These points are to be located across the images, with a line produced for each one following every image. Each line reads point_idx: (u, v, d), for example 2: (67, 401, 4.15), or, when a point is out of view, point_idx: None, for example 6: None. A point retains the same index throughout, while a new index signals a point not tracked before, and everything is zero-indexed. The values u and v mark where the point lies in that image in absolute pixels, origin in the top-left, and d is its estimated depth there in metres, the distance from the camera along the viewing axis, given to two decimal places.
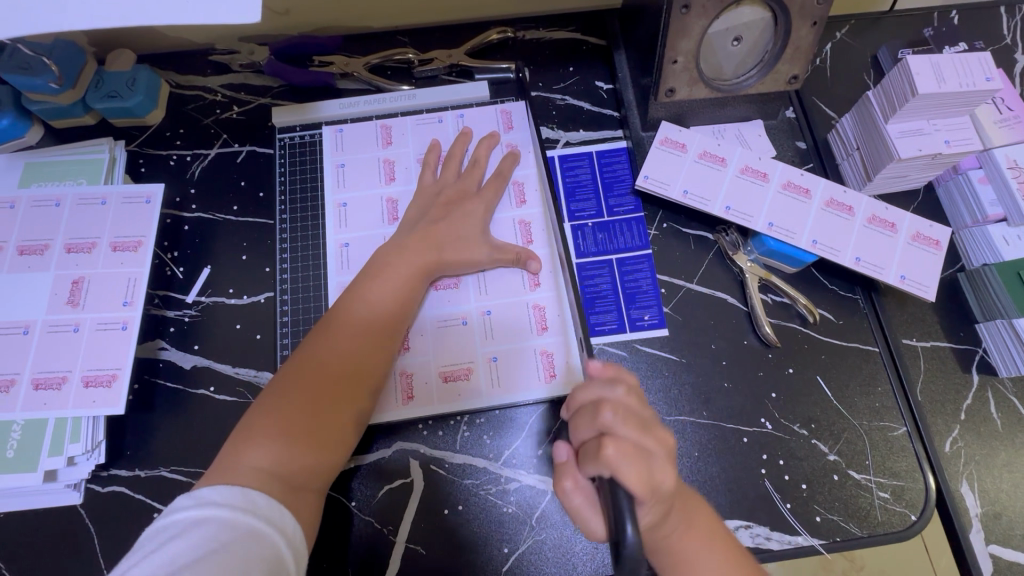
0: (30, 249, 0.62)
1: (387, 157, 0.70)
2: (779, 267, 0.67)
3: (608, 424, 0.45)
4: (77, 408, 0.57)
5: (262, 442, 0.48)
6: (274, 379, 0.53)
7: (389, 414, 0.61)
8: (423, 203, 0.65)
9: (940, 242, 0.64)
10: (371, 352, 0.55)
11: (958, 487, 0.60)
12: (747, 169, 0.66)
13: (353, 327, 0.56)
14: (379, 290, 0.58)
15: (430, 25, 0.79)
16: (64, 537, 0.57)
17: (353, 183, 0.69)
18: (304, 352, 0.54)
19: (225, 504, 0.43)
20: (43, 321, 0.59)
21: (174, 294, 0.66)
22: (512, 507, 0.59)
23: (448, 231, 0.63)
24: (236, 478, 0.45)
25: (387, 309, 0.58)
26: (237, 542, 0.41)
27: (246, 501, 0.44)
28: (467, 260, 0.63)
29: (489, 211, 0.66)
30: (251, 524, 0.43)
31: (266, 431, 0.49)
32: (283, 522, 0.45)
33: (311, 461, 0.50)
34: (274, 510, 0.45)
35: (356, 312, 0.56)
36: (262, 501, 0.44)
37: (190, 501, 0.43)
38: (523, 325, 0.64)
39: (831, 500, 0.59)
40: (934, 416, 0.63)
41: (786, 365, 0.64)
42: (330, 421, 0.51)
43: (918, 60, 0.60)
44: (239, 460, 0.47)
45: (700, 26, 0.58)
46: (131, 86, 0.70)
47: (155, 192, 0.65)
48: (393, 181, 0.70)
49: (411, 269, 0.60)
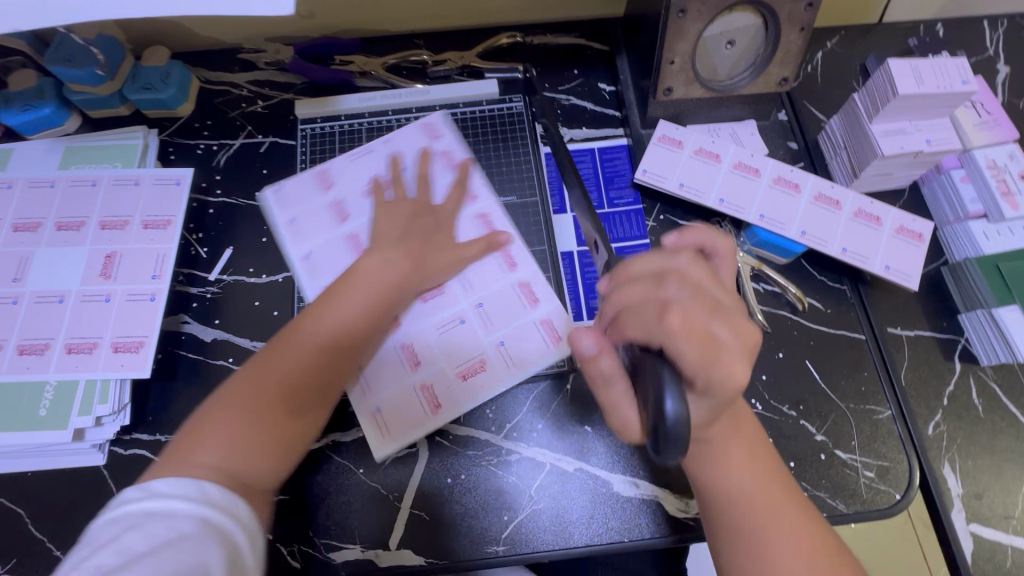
0: (67, 225, 0.66)
1: (333, 199, 0.72)
2: (770, 258, 0.71)
3: (671, 296, 0.45)
4: (107, 371, 0.60)
5: (212, 437, 0.50)
6: (237, 376, 0.55)
7: (427, 428, 0.62)
8: (402, 217, 0.67)
9: (923, 235, 0.67)
10: (334, 362, 0.57)
11: (941, 469, 0.63)
12: (740, 165, 0.70)
13: (322, 334, 0.57)
14: (351, 299, 0.59)
15: (444, 29, 0.84)
16: (87, 495, 0.60)
17: (309, 235, 0.70)
18: (267, 354, 0.56)
19: (178, 496, 0.44)
20: (77, 291, 0.64)
21: (198, 272, 0.70)
22: (512, 477, 0.62)
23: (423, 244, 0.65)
24: (182, 471, 0.48)
25: (358, 320, 0.58)
26: (193, 532, 0.42)
27: (200, 492, 0.45)
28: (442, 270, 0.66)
29: (455, 212, 0.70)
30: (206, 515, 0.44)
31: (218, 429, 0.51)
32: (238, 512, 0.46)
33: (260, 461, 0.52)
34: (227, 500, 0.46)
35: (325, 321, 0.57)
36: (214, 492, 0.46)
37: (140, 493, 0.44)
38: (515, 304, 0.67)
39: (819, 478, 0.62)
40: (917, 401, 0.65)
41: (777, 349, 0.67)
42: (281, 426, 0.53)
43: (899, 64, 0.64)
44: (189, 457, 0.49)
45: (696, 29, 0.63)
46: (164, 79, 0.75)
47: (185, 175, 0.70)
48: (347, 220, 0.71)
49: (383, 284, 0.61)
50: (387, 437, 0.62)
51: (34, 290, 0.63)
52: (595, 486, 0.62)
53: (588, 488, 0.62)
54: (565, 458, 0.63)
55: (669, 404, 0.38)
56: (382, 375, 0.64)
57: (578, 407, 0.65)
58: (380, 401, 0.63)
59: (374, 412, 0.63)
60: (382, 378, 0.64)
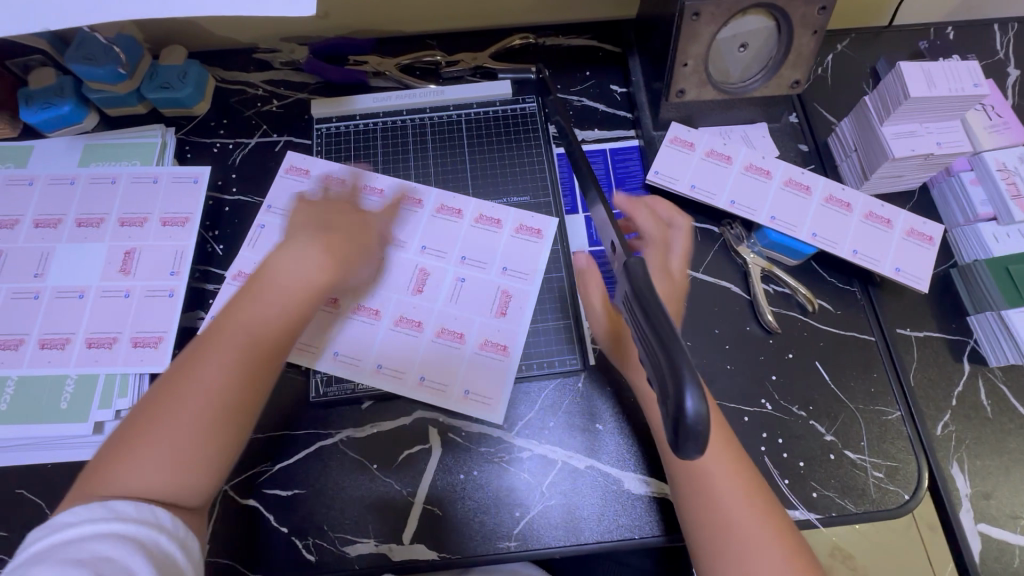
0: (87, 222, 0.67)
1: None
2: (781, 259, 0.71)
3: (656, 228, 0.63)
4: (126, 366, 0.61)
5: (123, 471, 0.44)
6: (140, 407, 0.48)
7: (509, 370, 0.66)
8: (345, 213, 0.60)
9: (933, 238, 0.68)
10: (256, 371, 0.50)
11: (949, 470, 0.63)
12: (752, 166, 0.71)
13: (233, 342, 0.50)
14: (263, 300, 0.52)
15: (457, 31, 0.85)
16: None
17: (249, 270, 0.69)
18: (173, 375, 0.48)
19: (85, 519, 0.40)
20: (97, 287, 0.64)
21: (214, 269, 0.69)
22: (524, 474, 0.63)
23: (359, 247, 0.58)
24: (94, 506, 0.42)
25: (266, 324, 0.51)
26: (112, 551, 0.39)
27: (111, 512, 0.41)
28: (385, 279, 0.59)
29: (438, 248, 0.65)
30: (125, 533, 0.40)
31: (130, 459, 0.44)
32: (161, 522, 0.42)
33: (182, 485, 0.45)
34: (143, 513, 0.42)
35: (238, 324, 0.50)
36: (130, 509, 0.42)
37: (42, 530, 0.40)
38: (488, 235, 0.71)
39: (828, 477, 0.63)
40: (926, 402, 0.66)
41: (786, 350, 0.68)
42: (203, 447, 0.47)
43: (911, 67, 0.65)
44: (99, 484, 0.43)
45: (709, 32, 0.64)
46: (181, 78, 0.76)
47: (202, 172, 0.72)
48: None
49: (296, 288, 0.53)
50: (486, 399, 0.64)
51: (55, 285, 0.64)
52: (606, 484, 0.62)
53: (599, 485, 0.62)
54: (576, 455, 0.63)
55: (689, 400, 0.32)
56: (423, 360, 0.66)
57: (590, 405, 0.65)
58: (443, 380, 0.65)
59: (455, 389, 0.65)
60: (438, 358, 0.66)
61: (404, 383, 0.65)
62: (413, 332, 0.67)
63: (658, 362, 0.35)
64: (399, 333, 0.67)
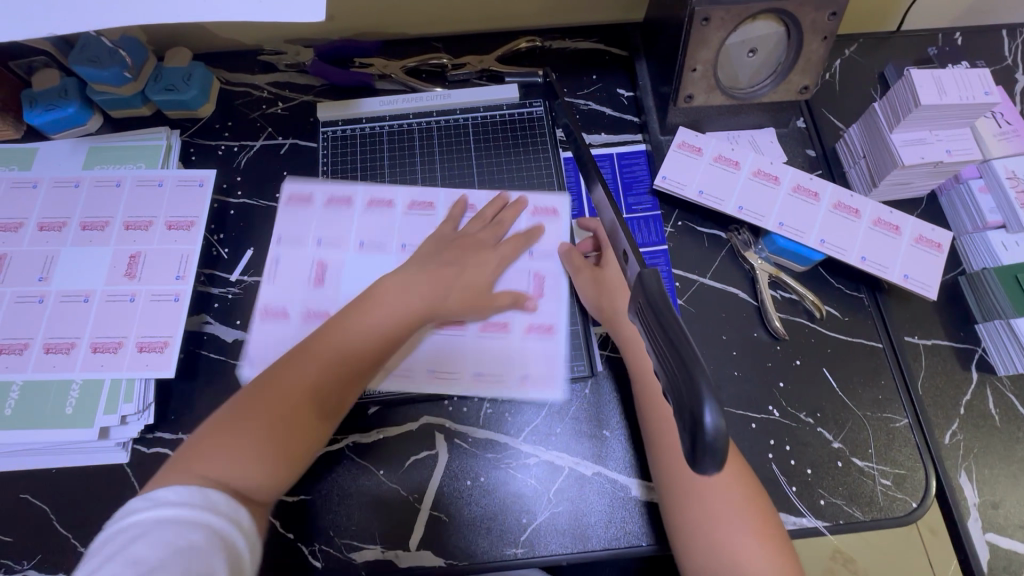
0: (91, 225, 0.67)
1: (316, 300, 0.67)
2: (788, 265, 0.71)
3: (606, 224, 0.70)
4: (131, 371, 0.61)
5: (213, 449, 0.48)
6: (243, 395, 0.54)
7: (560, 350, 0.65)
8: (437, 246, 0.66)
9: (942, 245, 0.68)
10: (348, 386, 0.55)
11: (957, 478, 0.63)
12: (760, 172, 0.71)
13: (330, 354, 0.55)
14: (364, 323, 0.58)
15: (463, 33, 0.84)
16: (111, 492, 0.61)
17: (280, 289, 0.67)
18: (281, 368, 0.54)
19: (183, 504, 0.43)
20: (102, 291, 0.64)
21: (219, 273, 0.71)
22: (531, 481, 0.63)
23: (460, 277, 0.63)
24: (178, 479, 0.46)
25: (363, 344, 0.57)
26: (199, 542, 0.41)
27: (204, 498, 0.44)
28: (469, 306, 0.64)
29: (504, 264, 0.66)
30: (213, 525, 0.43)
31: (222, 439, 0.49)
32: (240, 519, 0.45)
33: (256, 475, 0.49)
34: (229, 506, 0.45)
35: (341, 339, 0.56)
36: (220, 499, 0.44)
37: (145, 502, 0.43)
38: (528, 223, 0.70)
39: (836, 485, 0.62)
40: (934, 411, 0.66)
41: (794, 356, 0.68)
42: (284, 444, 0.51)
43: (921, 74, 0.65)
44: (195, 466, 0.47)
45: (718, 38, 0.63)
46: (186, 80, 0.76)
47: (208, 176, 0.70)
48: (321, 284, 0.68)
49: (399, 311, 0.59)
50: (501, 378, 0.64)
51: (59, 289, 0.64)
52: (614, 491, 0.62)
53: (607, 493, 0.62)
54: (583, 461, 0.63)
55: (707, 415, 0.31)
56: (432, 355, 0.64)
57: (596, 411, 0.65)
58: (457, 369, 0.64)
59: (466, 374, 0.64)
60: (484, 351, 0.64)
61: (415, 380, 0.63)
62: (457, 332, 0.65)
63: (671, 369, 0.34)
64: (443, 336, 0.65)
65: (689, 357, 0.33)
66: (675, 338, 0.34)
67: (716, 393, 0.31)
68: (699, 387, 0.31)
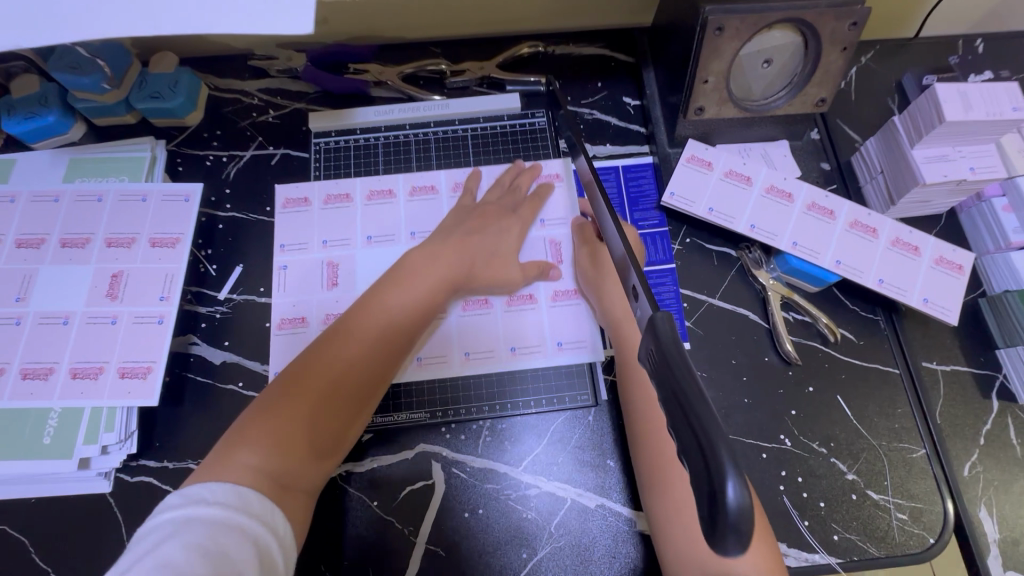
0: (72, 242, 0.64)
1: (330, 301, 0.66)
2: (801, 286, 0.68)
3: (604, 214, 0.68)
4: (113, 399, 0.58)
5: (259, 436, 0.47)
6: (280, 377, 0.52)
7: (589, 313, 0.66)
8: (459, 216, 0.66)
9: (963, 267, 0.65)
10: (385, 359, 0.55)
11: (977, 512, 0.61)
12: (772, 189, 0.68)
13: (369, 333, 0.54)
14: (397, 300, 0.57)
15: (462, 38, 0.81)
16: (92, 524, 0.58)
17: (293, 287, 0.67)
18: (316, 347, 0.53)
19: (217, 503, 0.41)
20: (82, 312, 0.61)
21: (207, 290, 0.68)
22: (532, 513, 0.60)
23: (483, 247, 0.63)
24: (226, 475, 0.44)
25: (399, 323, 0.56)
26: (233, 542, 0.40)
27: (238, 500, 0.42)
28: (496, 279, 0.64)
29: (525, 229, 0.68)
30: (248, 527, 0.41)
31: (267, 426, 0.48)
32: (275, 523, 0.44)
33: (302, 463, 0.48)
34: (266, 510, 0.43)
35: (374, 313, 0.56)
36: (255, 501, 0.43)
37: (180, 500, 0.41)
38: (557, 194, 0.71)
39: (850, 519, 0.60)
40: (953, 440, 0.63)
41: (806, 383, 0.65)
42: (328, 422, 0.51)
43: (945, 88, 0.62)
44: (232, 457, 0.45)
45: (732, 48, 0.60)
46: (172, 87, 0.72)
47: (194, 191, 0.68)
48: (335, 286, 0.67)
49: (431, 285, 0.59)
50: (534, 348, 0.65)
51: (37, 310, 0.61)
52: (618, 525, 0.59)
53: (610, 526, 0.59)
54: (586, 493, 0.60)
55: (730, 488, 0.28)
56: (460, 336, 0.65)
57: (601, 441, 0.62)
58: (488, 347, 0.65)
59: (501, 350, 0.65)
60: (516, 325, 0.66)
61: (452, 364, 0.64)
62: (484, 309, 0.66)
63: (679, 423, 0.32)
64: (473, 314, 0.66)
65: (708, 420, 0.30)
66: (688, 397, 0.31)
67: (739, 463, 0.28)
68: (721, 453, 0.29)
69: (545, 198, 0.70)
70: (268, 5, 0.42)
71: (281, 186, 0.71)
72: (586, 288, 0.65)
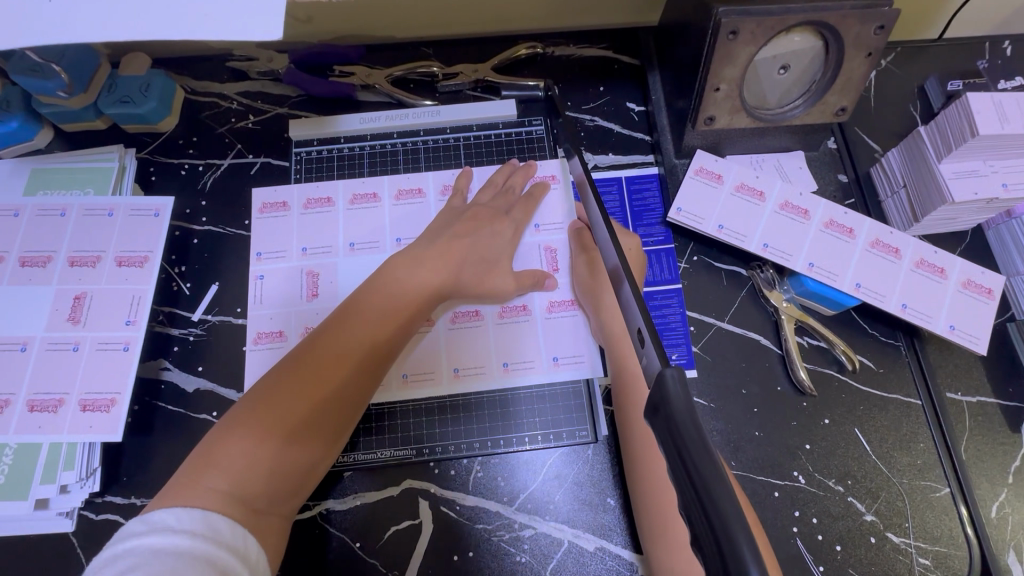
0: (32, 261, 0.60)
1: (310, 314, 0.61)
2: (816, 308, 0.64)
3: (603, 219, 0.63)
4: (73, 434, 0.54)
5: (230, 453, 0.43)
6: (254, 387, 0.47)
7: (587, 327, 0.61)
8: (447, 219, 0.60)
9: (992, 290, 0.60)
10: (371, 369, 0.50)
11: (1005, 558, 0.56)
12: (787, 205, 0.63)
13: (354, 342, 0.50)
14: (383, 303, 0.52)
15: (455, 38, 0.76)
16: (52, 568, 0.54)
17: (270, 298, 0.62)
18: (297, 355, 0.49)
19: (183, 531, 0.38)
20: (42, 338, 0.57)
21: (180, 311, 0.63)
22: (525, 556, 0.56)
23: (474, 252, 0.58)
24: (193, 500, 0.40)
25: (385, 328, 0.52)
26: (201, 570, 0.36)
27: (208, 527, 0.39)
28: (487, 288, 0.58)
29: (518, 234, 0.62)
30: (218, 556, 0.38)
31: (239, 442, 0.43)
32: (247, 551, 0.40)
33: (277, 482, 0.44)
34: (237, 538, 0.40)
35: (358, 320, 0.51)
36: (225, 527, 0.39)
37: (144, 527, 0.38)
38: (553, 197, 0.65)
39: (868, 565, 0.56)
40: (979, 478, 0.59)
41: (822, 415, 0.60)
42: (308, 436, 0.46)
43: (978, 97, 0.57)
44: (201, 480, 0.41)
45: (747, 53, 0.55)
46: (144, 91, 0.67)
47: (165, 205, 0.63)
48: (316, 297, 0.62)
49: (421, 289, 0.54)
50: (526, 365, 0.60)
51: None
52: (618, 569, 0.55)
53: (610, 570, 0.55)
54: (584, 534, 0.56)
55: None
56: (448, 350, 0.60)
57: (601, 478, 0.58)
58: (480, 362, 0.60)
59: (492, 366, 0.60)
60: (508, 338, 0.61)
61: (439, 381, 0.60)
62: (474, 320, 0.61)
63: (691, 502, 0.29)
64: (462, 326, 0.61)
65: (730, 518, 0.27)
66: (706, 485, 0.28)
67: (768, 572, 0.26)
68: (745, 560, 0.26)
69: (540, 199, 0.64)
70: (226, 7, 0.37)
71: (258, 190, 0.66)
72: (586, 299, 0.60)
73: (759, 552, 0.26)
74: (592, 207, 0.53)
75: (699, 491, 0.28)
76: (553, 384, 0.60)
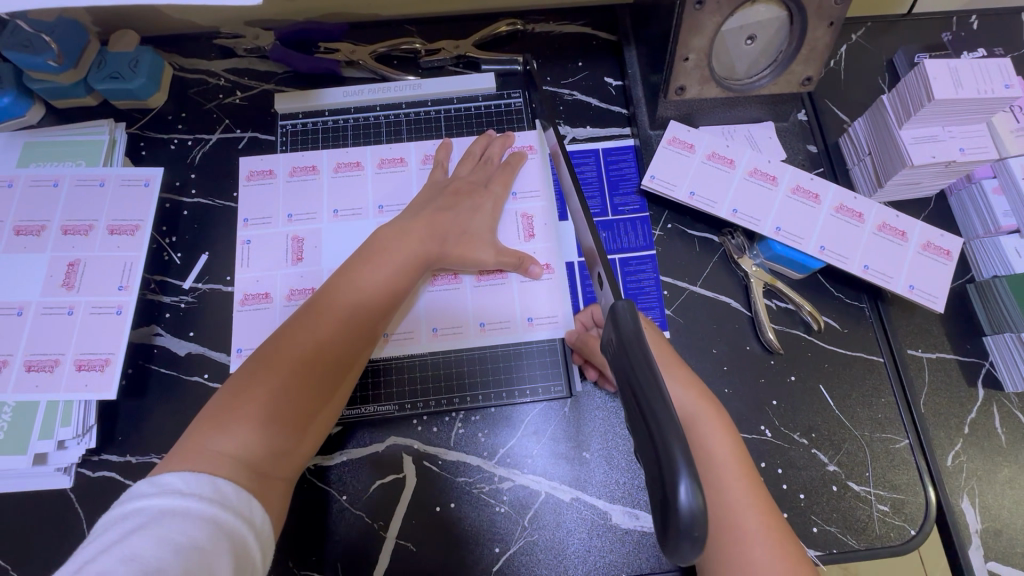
0: (26, 230, 0.62)
1: (296, 278, 0.64)
2: (785, 273, 0.66)
3: None
4: (70, 392, 0.57)
5: (233, 425, 0.44)
6: (249, 360, 0.49)
7: (560, 288, 0.64)
8: (430, 194, 0.62)
9: (951, 252, 0.63)
10: (362, 341, 0.52)
11: (959, 504, 0.59)
12: (756, 171, 0.65)
13: (343, 314, 0.52)
14: (371, 279, 0.54)
15: (437, 15, 0.77)
16: (52, 520, 0.56)
17: (257, 263, 0.64)
18: (289, 328, 0.50)
19: (191, 494, 0.39)
20: (37, 303, 0.60)
21: (171, 279, 0.65)
22: (505, 506, 0.58)
23: (454, 224, 0.60)
24: (199, 464, 0.41)
25: (375, 304, 0.54)
26: (205, 534, 0.37)
27: (215, 492, 0.40)
28: (467, 259, 0.61)
29: (498, 205, 0.64)
30: (221, 518, 0.38)
31: (241, 410, 0.45)
32: (252, 516, 0.41)
33: (282, 451, 0.46)
34: (243, 503, 0.41)
35: (347, 292, 0.53)
36: (232, 493, 0.40)
37: (153, 488, 0.39)
38: (530, 167, 0.68)
39: (829, 511, 0.58)
40: (937, 430, 0.61)
41: (788, 372, 0.63)
42: (307, 405, 0.48)
43: (935, 65, 0.60)
44: (207, 445, 0.43)
45: (714, 23, 0.57)
46: (133, 67, 0.69)
47: (154, 176, 0.66)
48: (301, 262, 0.64)
49: (406, 260, 0.56)
50: (503, 325, 0.63)
51: None
52: (593, 518, 0.58)
53: (586, 519, 0.58)
54: (561, 486, 0.59)
55: (682, 488, 0.29)
56: (427, 311, 0.63)
57: (578, 433, 0.61)
58: (457, 323, 0.63)
59: (470, 326, 0.63)
60: (486, 300, 0.64)
61: (418, 341, 0.62)
62: (453, 285, 0.64)
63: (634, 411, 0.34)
64: (441, 290, 0.64)
65: (663, 419, 0.31)
66: (647, 399, 0.32)
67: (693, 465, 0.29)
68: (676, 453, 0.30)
69: (518, 168, 0.67)
70: None
71: (245, 160, 0.68)
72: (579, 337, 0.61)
73: (689, 449, 0.30)
74: (564, 177, 0.56)
75: (641, 400, 0.33)
76: (529, 343, 0.63)
